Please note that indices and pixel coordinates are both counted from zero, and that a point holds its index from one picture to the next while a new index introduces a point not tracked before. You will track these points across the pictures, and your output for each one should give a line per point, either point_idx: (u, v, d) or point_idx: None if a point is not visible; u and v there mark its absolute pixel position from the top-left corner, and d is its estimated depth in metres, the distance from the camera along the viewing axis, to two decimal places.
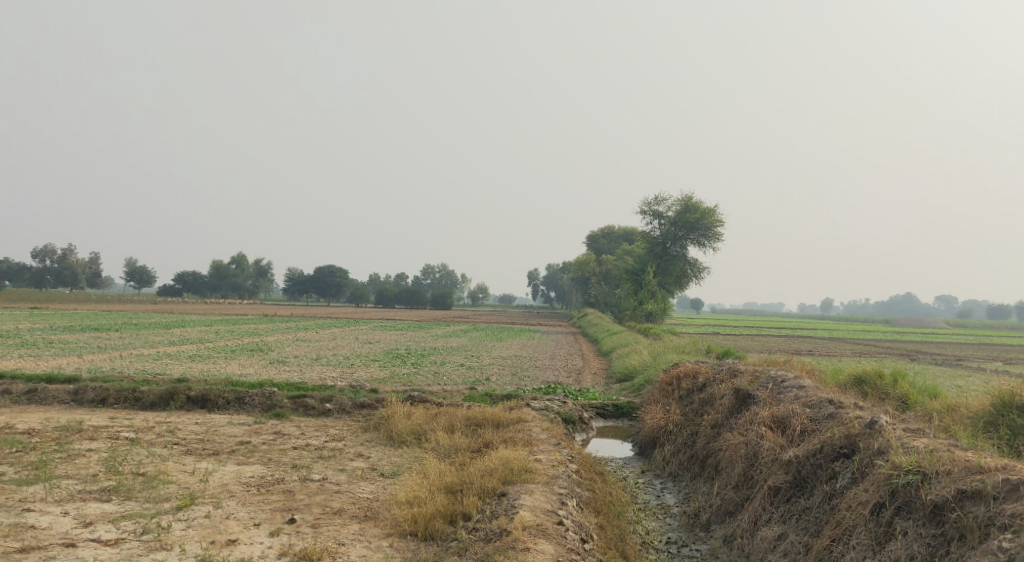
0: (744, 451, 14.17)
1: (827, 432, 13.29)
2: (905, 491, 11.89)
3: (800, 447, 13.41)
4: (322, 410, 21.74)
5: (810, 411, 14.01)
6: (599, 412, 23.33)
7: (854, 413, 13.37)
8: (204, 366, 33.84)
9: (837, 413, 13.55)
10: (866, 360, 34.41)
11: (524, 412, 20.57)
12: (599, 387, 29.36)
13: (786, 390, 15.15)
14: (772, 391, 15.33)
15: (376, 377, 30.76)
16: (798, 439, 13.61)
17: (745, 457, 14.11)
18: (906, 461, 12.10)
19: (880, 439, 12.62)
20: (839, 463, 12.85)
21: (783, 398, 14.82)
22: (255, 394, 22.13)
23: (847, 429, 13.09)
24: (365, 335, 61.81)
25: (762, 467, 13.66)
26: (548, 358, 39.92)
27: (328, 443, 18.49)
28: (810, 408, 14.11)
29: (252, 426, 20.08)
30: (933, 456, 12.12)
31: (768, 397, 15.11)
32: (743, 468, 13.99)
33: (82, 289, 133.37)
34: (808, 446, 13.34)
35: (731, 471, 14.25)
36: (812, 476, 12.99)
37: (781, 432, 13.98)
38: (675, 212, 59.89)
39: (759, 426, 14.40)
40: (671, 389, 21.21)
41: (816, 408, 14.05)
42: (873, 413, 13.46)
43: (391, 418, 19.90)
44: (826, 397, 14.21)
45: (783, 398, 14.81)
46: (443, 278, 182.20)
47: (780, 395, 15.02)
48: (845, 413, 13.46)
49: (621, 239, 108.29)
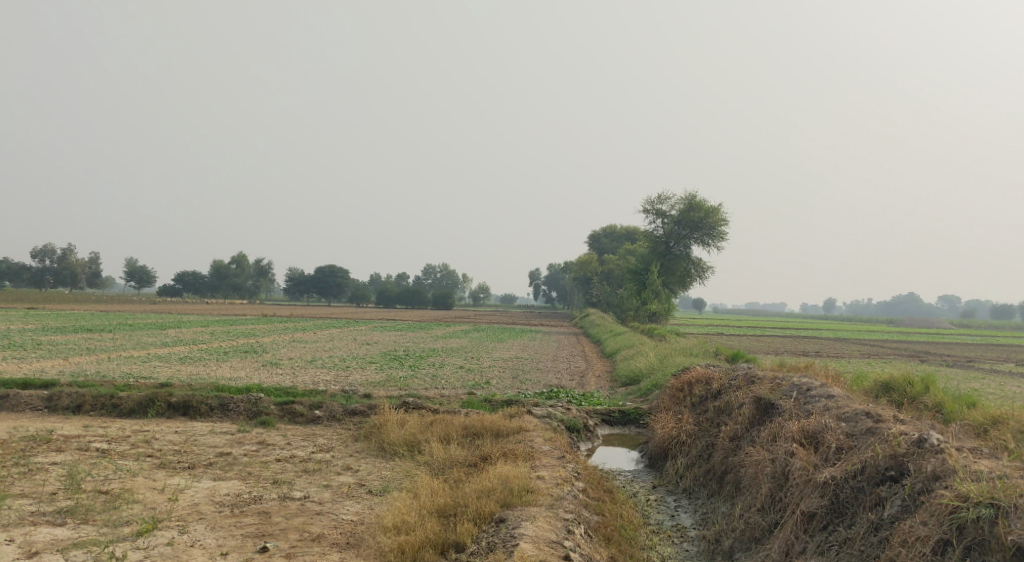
0: (771, 469, 12.87)
1: (868, 450, 12.07)
2: (974, 527, 10.68)
3: (838, 467, 12.15)
4: (311, 418, 20.47)
5: (846, 425, 12.74)
6: (605, 418, 22.02)
7: (898, 429, 12.15)
8: (193, 369, 32.52)
9: (876, 428, 12.32)
10: (881, 365, 33.06)
11: (525, 420, 19.27)
12: (604, 391, 28.07)
13: (814, 400, 13.88)
14: (799, 401, 14.05)
15: (371, 381, 29.49)
16: (834, 457, 12.35)
17: (772, 476, 12.80)
18: (974, 491, 10.87)
19: (934, 461, 11.43)
20: (884, 487, 11.64)
21: (812, 409, 13.54)
22: (239, 400, 20.84)
23: (892, 447, 11.88)
24: (363, 335, 60.56)
25: (792, 489, 12.38)
26: (550, 360, 38.58)
27: (315, 454, 17.22)
28: (844, 422, 12.85)
29: (235, 435, 18.78)
30: (1004, 484, 10.91)
31: (795, 408, 13.82)
32: (770, 488, 12.68)
33: (82, 289, 132.32)
34: (847, 466, 12.09)
35: (755, 491, 12.95)
36: (853, 500, 11.77)
37: (813, 449, 12.70)
38: (679, 210, 58.52)
39: (787, 441, 13.09)
40: (682, 395, 19.88)
41: (851, 421, 12.80)
42: (918, 428, 12.24)
43: (384, 427, 18.62)
44: (862, 409, 12.95)
45: (812, 409, 13.54)
46: (444, 277, 180.96)
47: (808, 405, 13.74)
48: (887, 428, 12.22)
49: (623, 238, 106.90)
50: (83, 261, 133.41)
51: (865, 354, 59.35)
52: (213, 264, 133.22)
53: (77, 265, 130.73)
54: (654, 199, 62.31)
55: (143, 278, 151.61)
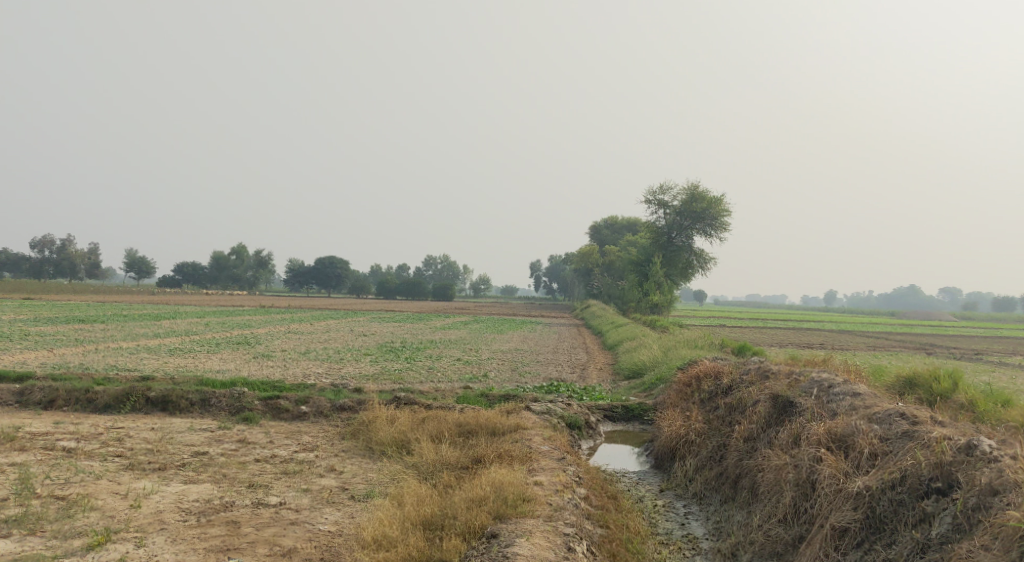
0: (795, 477, 11.78)
1: (908, 457, 11.04)
2: None
3: (873, 476, 11.12)
4: (296, 414, 19.35)
5: (877, 427, 11.71)
6: (607, 415, 20.90)
7: (941, 433, 11.12)
8: (181, 361, 31.39)
9: (914, 432, 11.30)
10: (890, 358, 31.98)
11: (523, 417, 18.14)
12: (605, 385, 26.98)
13: (838, 397, 12.82)
14: (822, 397, 12.98)
15: (364, 374, 28.39)
16: (867, 465, 11.33)
17: (796, 485, 11.72)
18: None
19: (987, 473, 10.40)
20: (929, 501, 10.62)
21: (837, 409, 12.48)
22: (221, 394, 19.70)
23: (937, 454, 10.85)
24: (361, 327, 59.42)
25: (821, 501, 11.31)
26: (551, 352, 37.45)
27: (298, 454, 16.10)
28: (877, 423, 11.80)
29: (214, 433, 17.64)
30: None
31: (818, 408, 12.71)
32: (794, 498, 11.61)
33: (81, 280, 131.23)
34: (883, 475, 11.06)
35: (776, 500, 11.87)
36: (892, 515, 10.76)
37: (842, 454, 11.66)
38: (681, 201, 57.47)
39: (812, 444, 11.99)
40: (690, 391, 18.74)
41: (885, 423, 11.73)
42: (962, 432, 11.22)
43: (373, 424, 17.52)
44: (895, 410, 11.89)
45: (837, 409, 12.46)
46: (444, 268, 179.81)
47: (832, 404, 12.66)
48: (927, 432, 11.19)
49: (625, 229, 105.73)
50: (82, 251, 132.24)
51: (870, 346, 58.37)
52: (212, 255, 132.11)
53: (76, 256, 129.75)
54: (656, 189, 61.32)
55: (142, 269, 150.29)
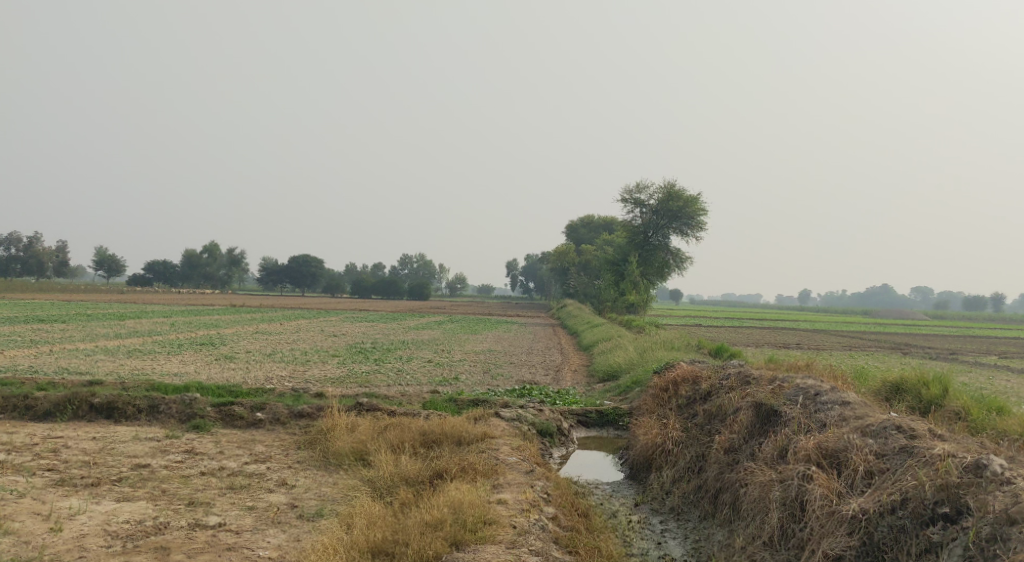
0: (784, 496, 11.00)
1: (910, 478, 10.35)
2: None
3: (871, 499, 10.41)
4: (251, 421, 18.23)
5: (874, 443, 11.01)
6: (581, 420, 19.95)
7: (945, 452, 10.45)
8: (138, 364, 30.11)
9: (913, 448, 10.67)
10: (869, 360, 31.29)
11: (492, 424, 17.15)
12: (579, 388, 26.07)
13: (827, 405, 12.07)
14: (809, 406, 12.23)
15: (329, 377, 27.33)
16: (862, 485, 10.65)
17: (785, 505, 10.94)
18: None
19: (997, 498, 9.73)
20: (936, 529, 9.91)
21: (826, 420, 11.75)
22: (172, 401, 18.55)
23: (941, 475, 10.19)
24: (331, 327, 58.13)
25: (813, 524, 10.55)
26: (524, 352, 36.46)
27: (248, 467, 15.03)
28: (871, 438, 11.11)
29: (160, 443, 16.50)
30: None
31: (805, 420, 11.94)
32: (783, 520, 10.83)
33: (49, 278, 128.75)
34: (880, 497, 10.39)
35: (764, 521, 11.05)
36: (892, 543, 10.03)
37: (835, 472, 10.95)
38: (658, 200, 56.81)
39: (803, 461, 11.22)
40: (667, 397, 17.78)
41: (881, 438, 11.03)
42: (965, 450, 10.56)
43: (331, 433, 16.48)
44: (893, 424, 11.18)
45: (827, 421, 11.71)
46: (419, 267, 178.25)
47: (821, 414, 11.92)
48: (928, 450, 10.54)
49: (601, 228, 105.01)
50: (49, 249, 129.71)
51: (847, 346, 57.97)
52: (184, 253, 130.00)
53: (45, 255, 127.29)
54: (633, 188, 60.59)
55: (112, 267, 147.63)
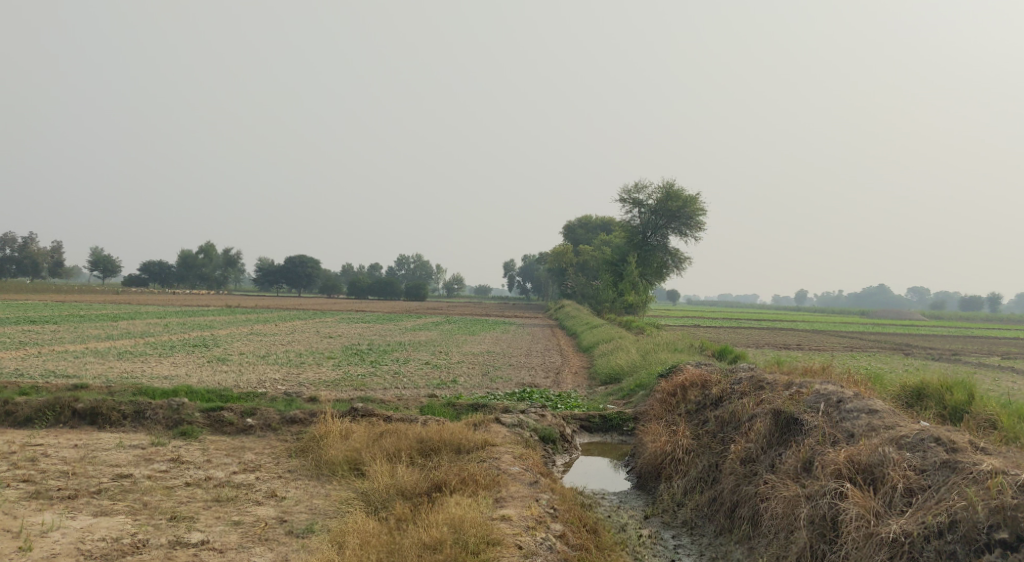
0: (818, 517, 10.53)
1: (958, 498, 9.88)
2: None
3: (916, 520, 9.95)
4: (241, 427, 17.50)
5: (910, 456, 10.53)
6: (583, 425, 19.22)
7: (995, 470, 9.96)
8: (128, 366, 29.34)
9: (957, 463, 10.20)
10: (876, 362, 30.54)
11: (493, 431, 16.42)
12: (581, 391, 25.33)
13: (853, 414, 11.52)
14: (833, 414, 11.67)
15: (324, 379, 26.58)
16: (901, 503, 10.20)
17: (818, 527, 10.47)
18: None
19: None
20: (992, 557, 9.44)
21: (854, 429, 11.22)
22: (158, 406, 17.80)
23: (995, 495, 9.71)
24: (327, 328, 57.45)
25: (851, 548, 10.10)
26: (523, 354, 35.73)
27: (236, 477, 14.29)
28: (909, 452, 10.61)
29: (145, 451, 15.76)
30: None
31: (832, 430, 11.39)
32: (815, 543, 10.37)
33: (44, 279, 127.91)
34: (923, 519, 9.93)
35: (794, 543, 10.54)
36: None
37: (871, 490, 10.47)
38: (656, 199, 56.15)
39: (837, 479, 10.70)
40: (675, 402, 17.04)
41: (921, 452, 10.53)
42: (1013, 466, 10.10)
43: (324, 441, 15.73)
44: (931, 436, 10.65)
45: (856, 431, 11.16)
46: (416, 267, 177.31)
47: (847, 424, 11.38)
48: (973, 467, 10.07)
49: (599, 228, 104.34)
50: (45, 249, 128.81)
51: (848, 347, 57.25)
52: (179, 253, 129.11)
53: (40, 256, 126.50)
54: (631, 188, 59.87)
55: (107, 268, 146.64)
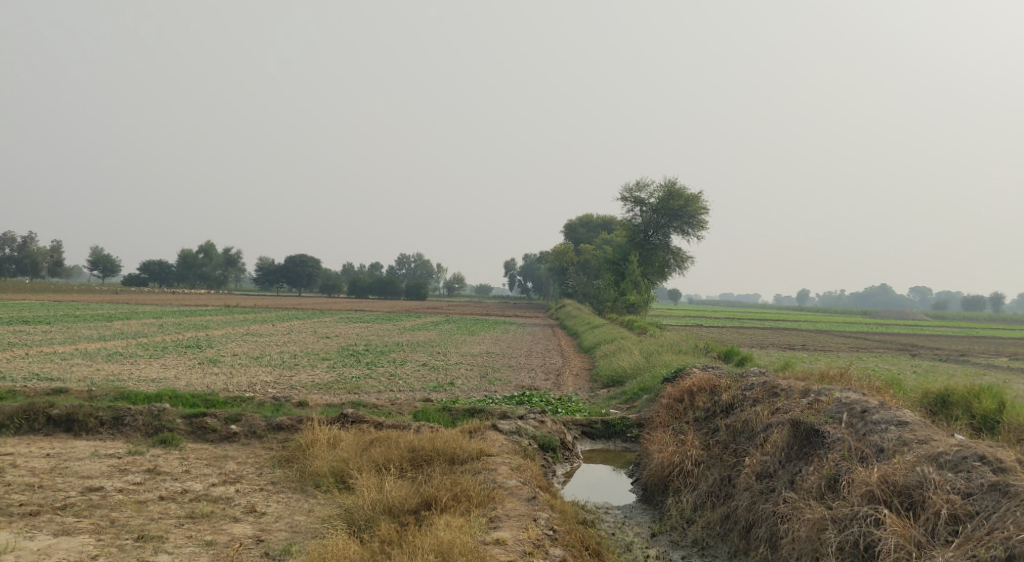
0: (851, 543, 9.71)
1: (1009, 527, 9.08)
2: None
3: (963, 552, 9.15)
4: (225, 435, 16.60)
5: (954, 478, 9.74)
6: (585, 431, 18.30)
7: None
8: (116, 369, 28.43)
9: (1006, 487, 9.41)
10: (886, 364, 29.58)
11: (489, 439, 15.53)
12: (582, 394, 24.41)
13: (881, 426, 10.76)
14: (858, 426, 10.91)
15: (316, 382, 25.70)
16: (945, 532, 9.40)
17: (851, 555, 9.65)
18: None
19: None
20: None
21: (884, 444, 10.45)
22: (138, 412, 16.89)
23: None
24: (325, 328, 56.56)
25: None
26: (523, 355, 34.80)
27: (214, 490, 13.42)
28: (951, 472, 9.83)
29: (121, 461, 14.86)
30: None
31: (862, 445, 10.60)
32: None
33: (44, 279, 127.15)
34: (970, 550, 9.13)
35: None
36: None
37: (910, 516, 9.67)
38: (658, 198, 55.26)
39: (873, 503, 9.88)
40: (683, 409, 16.10)
41: (965, 475, 9.73)
42: None
43: (310, 450, 14.83)
44: (974, 455, 9.88)
45: (887, 446, 10.38)
46: (416, 267, 176.39)
47: (875, 437, 10.61)
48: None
49: (600, 228, 103.51)
50: (44, 249, 128.06)
51: (853, 347, 56.33)
52: (179, 253, 128.32)
53: (39, 255, 125.75)
54: (632, 186, 58.98)
55: (108, 267, 145.87)
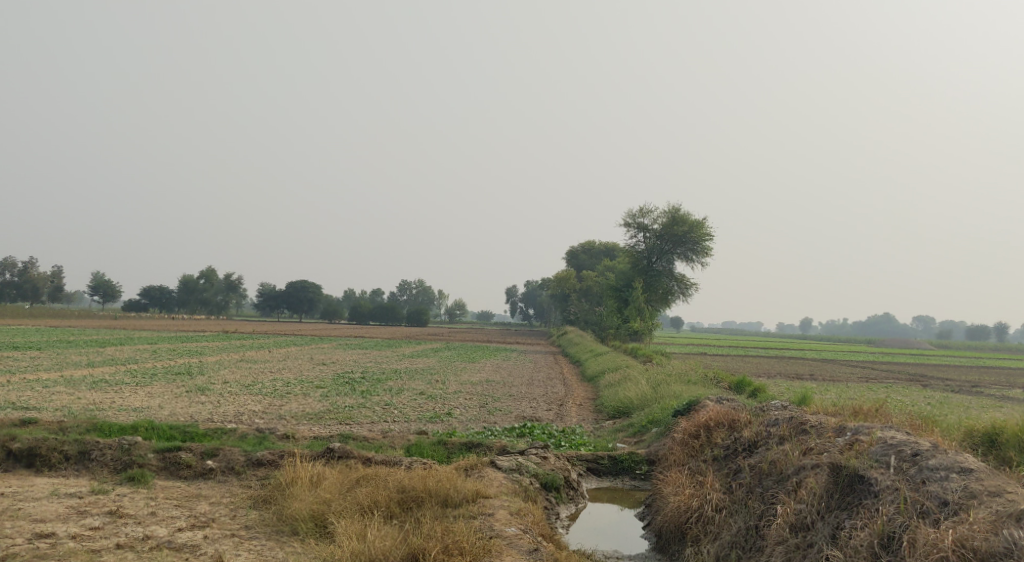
0: None
1: None
2: None
3: None
4: (199, 471, 15.25)
5: None
6: (590, 468, 16.90)
7: None
8: (97, 397, 27.04)
9: None
10: (904, 396, 28.29)
11: (487, 479, 14.17)
12: (586, 426, 23.07)
13: (938, 474, 10.08)
14: (912, 474, 10.21)
15: (307, 412, 24.33)
16: None
17: None
18: None
19: None
20: None
21: (947, 497, 9.77)
22: (107, 446, 15.55)
23: None
24: (322, 354, 55.11)
25: None
26: (523, 383, 33.36)
27: (180, 536, 12.10)
28: None
29: (81, 501, 13.52)
30: None
31: (921, 497, 9.89)
32: None
33: (43, 303, 125.72)
34: None
35: None
36: None
37: None
38: (662, 224, 54.12)
39: None
40: (699, 446, 14.74)
41: None
42: None
43: (289, 490, 13.49)
44: None
45: (954, 500, 9.70)
46: (418, 293, 175.13)
47: (935, 488, 9.92)
48: None
49: (603, 254, 102.34)
50: (44, 274, 126.87)
51: (861, 377, 55.00)
52: (179, 278, 127.01)
53: (39, 280, 124.49)
54: (635, 212, 57.72)
55: (108, 292, 144.56)
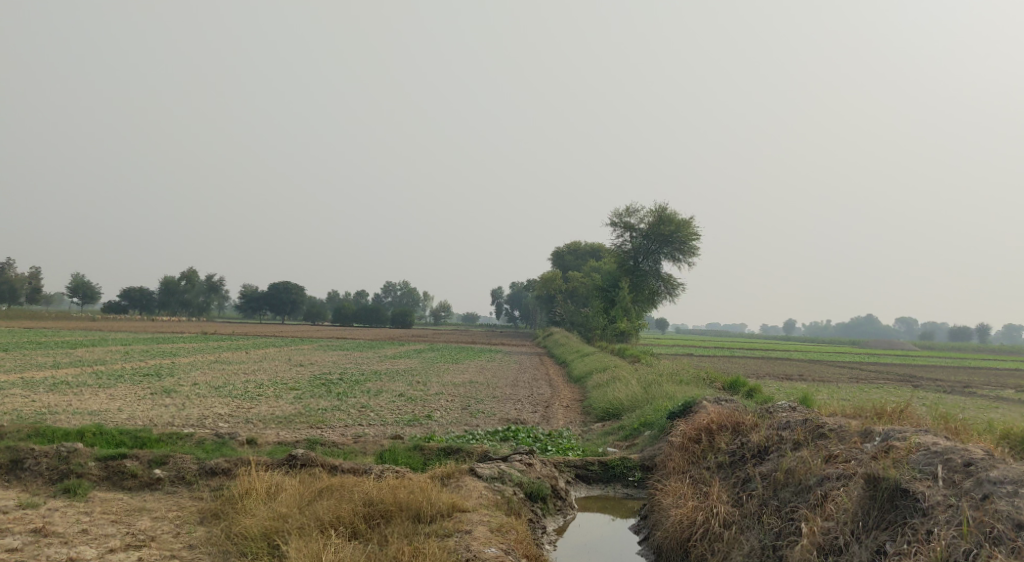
0: None
1: None
2: None
3: None
4: (145, 482, 13.69)
5: None
6: (580, 475, 15.43)
7: None
8: (53, 400, 25.28)
9: None
10: (905, 396, 27.05)
11: (466, 489, 12.70)
12: (574, 429, 21.63)
13: (999, 489, 9.19)
14: (971, 488, 9.30)
15: (275, 415, 22.72)
16: None
17: None
18: None
19: None
20: None
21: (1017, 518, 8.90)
22: (42, 454, 13.97)
23: None
24: (300, 355, 53.34)
25: None
26: (508, 385, 31.85)
27: None
28: None
29: (6, 517, 11.98)
30: None
31: (988, 516, 9.00)
32: None
33: (20, 305, 123.18)
34: None
35: None
36: None
37: None
38: (648, 224, 52.70)
39: None
40: (700, 452, 13.32)
41: None
42: None
43: (243, 503, 11.98)
44: None
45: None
46: (402, 295, 173.24)
47: (1000, 506, 9.03)
48: None
49: (588, 255, 100.90)
50: (21, 276, 124.39)
51: (852, 379, 53.89)
52: (159, 279, 124.66)
53: (16, 282, 121.96)
54: (622, 211, 56.31)
55: (87, 294, 142.08)
